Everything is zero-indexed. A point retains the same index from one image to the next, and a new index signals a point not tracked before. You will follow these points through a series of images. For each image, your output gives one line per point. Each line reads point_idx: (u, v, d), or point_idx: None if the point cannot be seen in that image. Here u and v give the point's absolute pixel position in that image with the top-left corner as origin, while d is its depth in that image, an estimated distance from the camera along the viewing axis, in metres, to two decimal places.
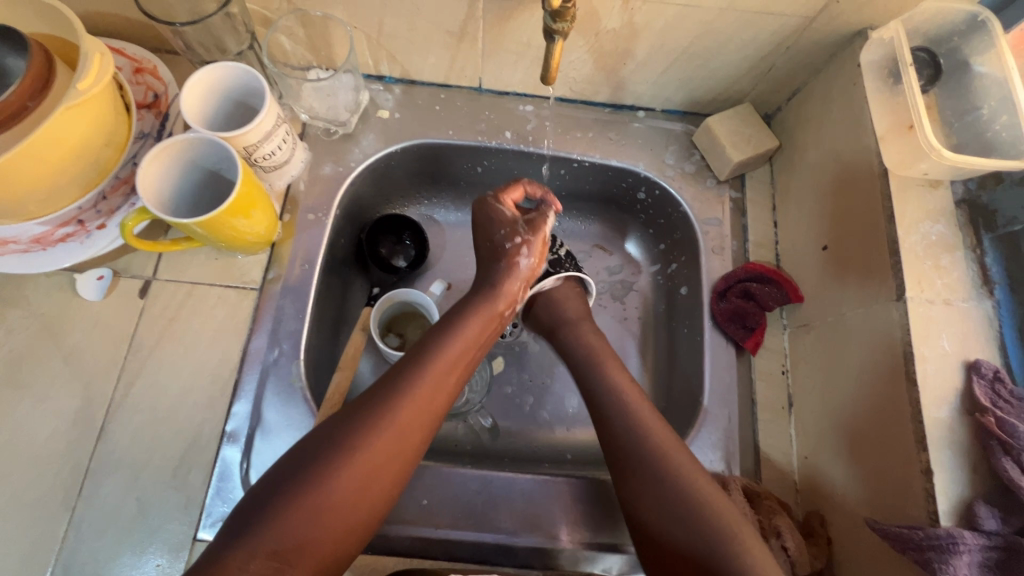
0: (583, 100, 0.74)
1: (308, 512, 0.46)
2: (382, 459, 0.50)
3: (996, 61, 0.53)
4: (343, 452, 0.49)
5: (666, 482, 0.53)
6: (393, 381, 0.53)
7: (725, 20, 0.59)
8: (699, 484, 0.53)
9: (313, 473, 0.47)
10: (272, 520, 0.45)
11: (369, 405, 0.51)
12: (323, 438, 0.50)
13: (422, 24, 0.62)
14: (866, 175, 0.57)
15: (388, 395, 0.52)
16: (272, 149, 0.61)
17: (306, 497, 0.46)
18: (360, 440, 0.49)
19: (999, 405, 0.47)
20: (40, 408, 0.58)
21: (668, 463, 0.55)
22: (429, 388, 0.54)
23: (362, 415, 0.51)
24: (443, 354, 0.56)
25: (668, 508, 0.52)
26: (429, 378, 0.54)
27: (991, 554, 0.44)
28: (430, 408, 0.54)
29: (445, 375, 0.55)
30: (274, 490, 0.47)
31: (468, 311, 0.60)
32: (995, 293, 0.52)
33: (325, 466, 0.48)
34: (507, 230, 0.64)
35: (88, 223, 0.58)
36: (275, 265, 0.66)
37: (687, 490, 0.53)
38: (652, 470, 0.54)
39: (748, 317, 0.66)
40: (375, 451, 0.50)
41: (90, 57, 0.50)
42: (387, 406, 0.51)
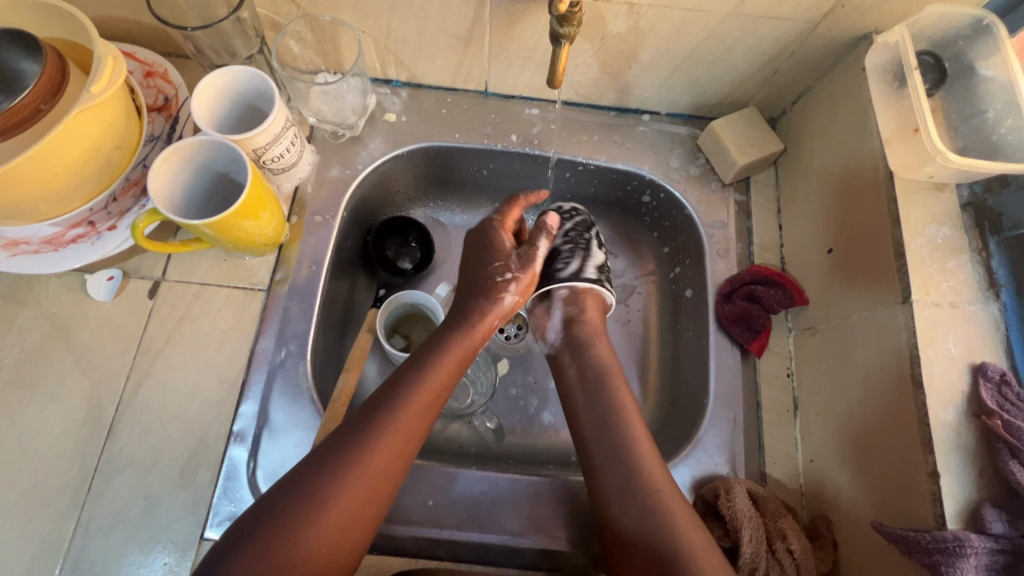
0: (588, 104, 0.75)
1: (295, 541, 0.46)
2: (367, 483, 0.50)
3: (1001, 65, 0.53)
4: (329, 478, 0.49)
5: (638, 484, 0.55)
6: (379, 406, 0.53)
7: (730, 24, 0.59)
8: (657, 480, 0.55)
9: (300, 500, 0.47)
10: (259, 549, 0.45)
11: (342, 447, 0.50)
12: (296, 481, 0.49)
13: (430, 29, 0.63)
14: (872, 178, 0.57)
15: (375, 420, 0.52)
16: (281, 151, 0.61)
17: (295, 525, 0.46)
18: (346, 465, 0.49)
19: (1006, 408, 0.47)
20: (51, 407, 0.59)
21: (642, 471, 0.56)
22: (414, 411, 0.54)
23: (337, 458, 0.50)
24: (429, 375, 0.56)
25: (624, 498, 0.55)
26: (414, 399, 0.54)
27: (999, 557, 0.44)
28: (414, 428, 0.54)
29: (430, 397, 0.56)
30: (246, 538, 0.46)
31: (454, 333, 0.60)
32: (1001, 296, 0.52)
33: (312, 493, 0.48)
34: (500, 263, 0.63)
35: (98, 224, 0.59)
36: (283, 266, 0.66)
37: (658, 492, 0.54)
38: (631, 477, 0.56)
39: (753, 319, 0.66)
40: (360, 475, 0.50)
41: (102, 61, 0.50)
42: (360, 446, 0.51)
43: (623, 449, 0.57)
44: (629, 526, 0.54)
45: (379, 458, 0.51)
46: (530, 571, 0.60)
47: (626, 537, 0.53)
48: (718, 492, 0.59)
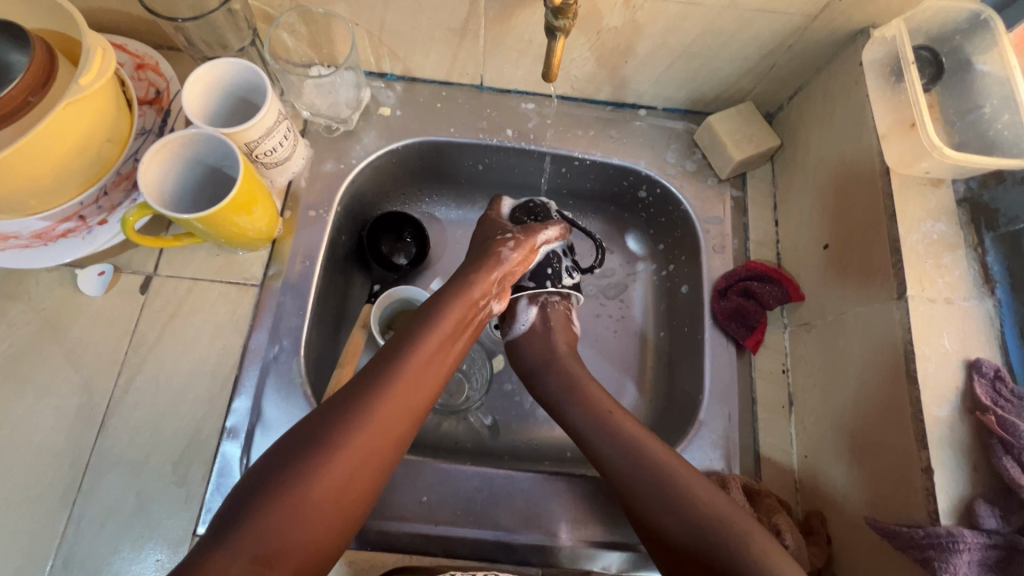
0: (584, 98, 0.75)
1: (291, 505, 0.46)
2: (364, 447, 0.50)
3: (998, 60, 0.53)
4: (330, 438, 0.49)
5: (676, 495, 0.53)
6: (371, 376, 0.53)
7: (727, 18, 0.59)
8: (702, 487, 0.53)
9: (298, 463, 0.48)
10: (258, 519, 0.45)
11: (348, 400, 0.51)
12: (305, 431, 0.50)
13: (424, 21, 0.62)
14: (868, 174, 0.57)
15: (365, 390, 0.52)
16: (273, 145, 0.61)
17: (288, 490, 0.46)
18: (339, 428, 0.50)
19: (1000, 404, 0.47)
20: (42, 403, 0.58)
21: (678, 480, 0.54)
22: (412, 384, 0.54)
23: (342, 411, 0.50)
24: (421, 347, 0.56)
25: (672, 511, 0.52)
26: (408, 375, 0.54)
27: (991, 553, 0.44)
28: (409, 400, 0.54)
29: (424, 369, 0.55)
30: (253, 490, 0.46)
31: (445, 307, 0.59)
32: (996, 292, 0.52)
33: (307, 457, 0.48)
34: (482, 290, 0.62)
35: (89, 218, 0.58)
36: (276, 261, 0.66)
37: (705, 501, 0.52)
38: (665, 490, 0.53)
39: (748, 316, 0.66)
40: (359, 442, 0.50)
41: (92, 53, 0.49)
42: (364, 402, 0.51)
43: (647, 459, 0.55)
44: (679, 536, 0.51)
45: (375, 424, 0.51)
46: (524, 567, 0.59)
47: (685, 548, 0.51)
48: (713, 487, 0.59)
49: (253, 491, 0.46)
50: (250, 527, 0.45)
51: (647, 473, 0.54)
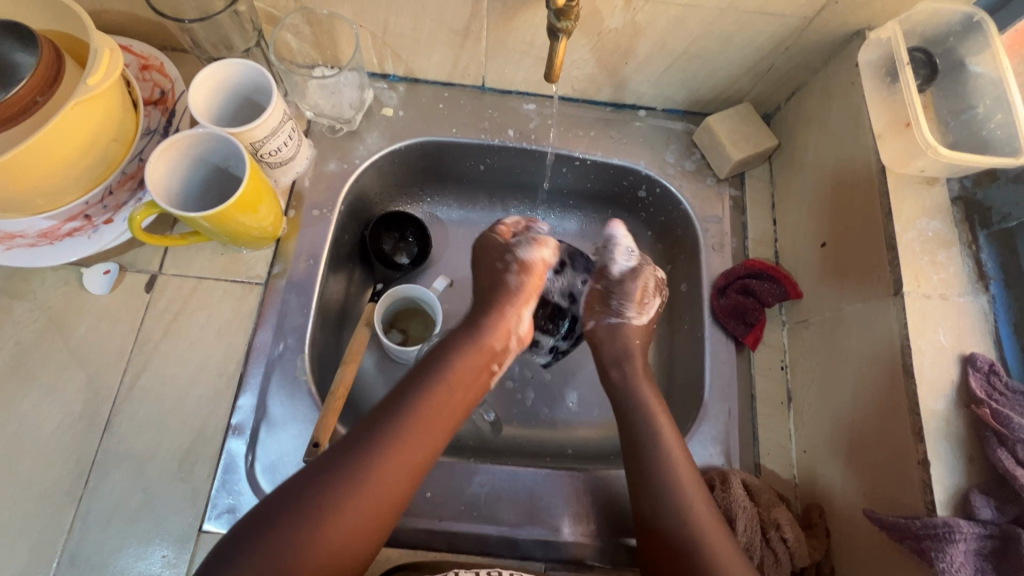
0: (585, 99, 0.75)
1: (324, 534, 0.46)
2: (387, 494, 0.49)
3: (991, 62, 0.54)
4: (359, 463, 0.49)
5: (672, 500, 0.54)
6: (379, 422, 0.52)
7: (726, 20, 0.60)
8: (690, 483, 0.55)
9: (314, 502, 0.47)
10: (283, 533, 0.45)
11: (376, 428, 0.51)
12: (333, 457, 0.49)
13: (427, 23, 0.63)
14: (865, 174, 0.58)
15: (377, 436, 0.51)
16: (278, 145, 0.61)
17: (307, 512, 0.46)
18: (356, 473, 0.48)
19: (994, 397, 0.48)
20: (48, 400, 0.59)
21: (673, 470, 0.55)
22: (434, 414, 0.54)
23: (368, 437, 0.50)
24: (438, 386, 0.55)
25: (661, 500, 0.54)
26: (432, 404, 0.54)
27: (987, 542, 0.45)
28: (426, 441, 0.52)
29: (443, 412, 0.54)
30: (281, 505, 0.47)
31: (464, 343, 0.58)
32: (990, 288, 0.53)
33: (323, 499, 0.47)
34: (501, 259, 0.64)
35: (94, 217, 0.59)
36: (280, 260, 0.66)
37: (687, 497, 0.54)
38: (666, 481, 0.55)
39: (748, 312, 0.67)
40: (383, 489, 0.49)
41: (99, 53, 0.50)
42: (390, 429, 0.51)
43: (659, 454, 0.56)
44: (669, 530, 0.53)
45: (395, 470, 0.50)
46: (528, 562, 0.59)
47: (658, 528, 0.53)
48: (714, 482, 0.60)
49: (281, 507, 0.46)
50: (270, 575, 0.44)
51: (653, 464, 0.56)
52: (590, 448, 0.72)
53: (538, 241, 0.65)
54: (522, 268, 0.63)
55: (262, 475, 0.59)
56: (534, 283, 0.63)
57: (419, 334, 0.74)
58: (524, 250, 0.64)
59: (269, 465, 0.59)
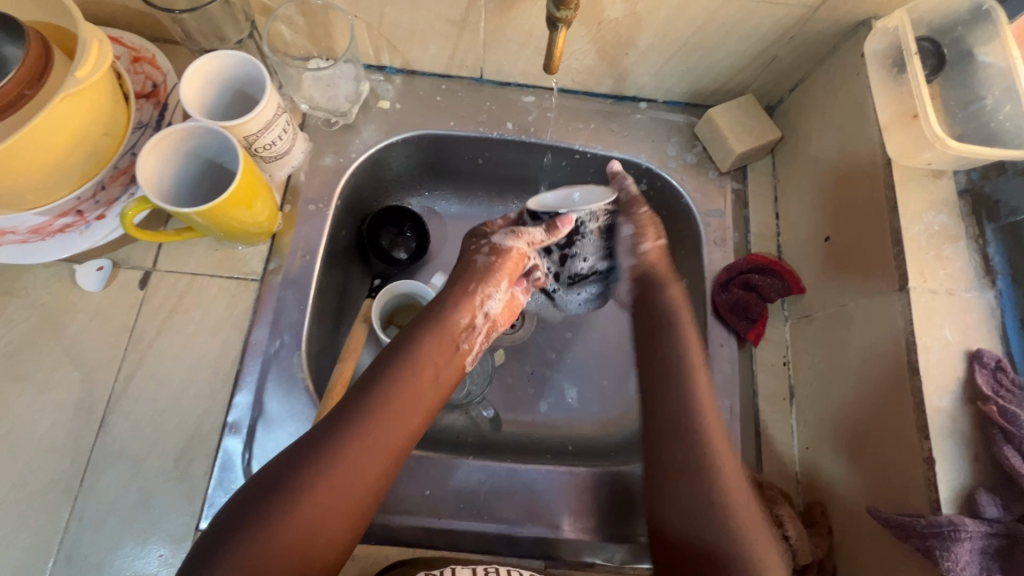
0: (585, 91, 0.74)
1: (295, 517, 0.46)
2: (363, 474, 0.49)
3: (1000, 51, 0.53)
4: (333, 448, 0.49)
5: (713, 499, 0.52)
6: (347, 409, 0.52)
7: (730, 9, 0.58)
8: (731, 477, 0.53)
9: (288, 492, 0.46)
10: (258, 517, 0.45)
11: (348, 410, 0.51)
12: (308, 441, 0.49)
13: (424, 13, 0.62)
14: (870, 166, 0.57)
15: (348, 422, 0.50)
16: (272, 139, 0.60)
17: (281, 496, 0.46)
18: (326, 461, 0.48)
19: (1000, 394, 0.48)
20: (42, 398, 0.58)
21: (715, 458, 0.53)
22: (401, 398, 0.53)
23: (340, 422, 0.51)
24: (404, 368, 0.55)
25: (705, 513, 0.51)
26: (402, 387, 0.54)
27: (993, 541, 0.44)
28: (397, 423, 0.52)
29: (413, 394, 0.54)
30: (253, 497, 0.46)
31: (429, 329, 0.58)
32: (997, 284, 0.52)
33: (295, 488, 0.47)
34: (473, 246, 0.66)
35: (87, 213, 0.58)
36: (276, 256, 0.65)
37: (738, 507, 0.51)
38: (705, 490, 0.52)
39: (750, 308, 0.66)
40: (359, 471, 0.49)
41: (87, 45, 0.49)
42: (359, 412, 0.51)
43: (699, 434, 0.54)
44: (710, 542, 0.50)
45: (373, 454, 0.50)
46: (527, 560, 0.59)
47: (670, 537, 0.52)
48: None
49: (258, 496, 0.46)
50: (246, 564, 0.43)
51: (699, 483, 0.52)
52: (590, 444, 0.71)
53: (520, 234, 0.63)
54: (493, 250, 0.64)
55: (258, 472, 0.58)
56: (512, 265, 0.63)
57: None
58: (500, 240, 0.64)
59: (266, 463, 0.59)
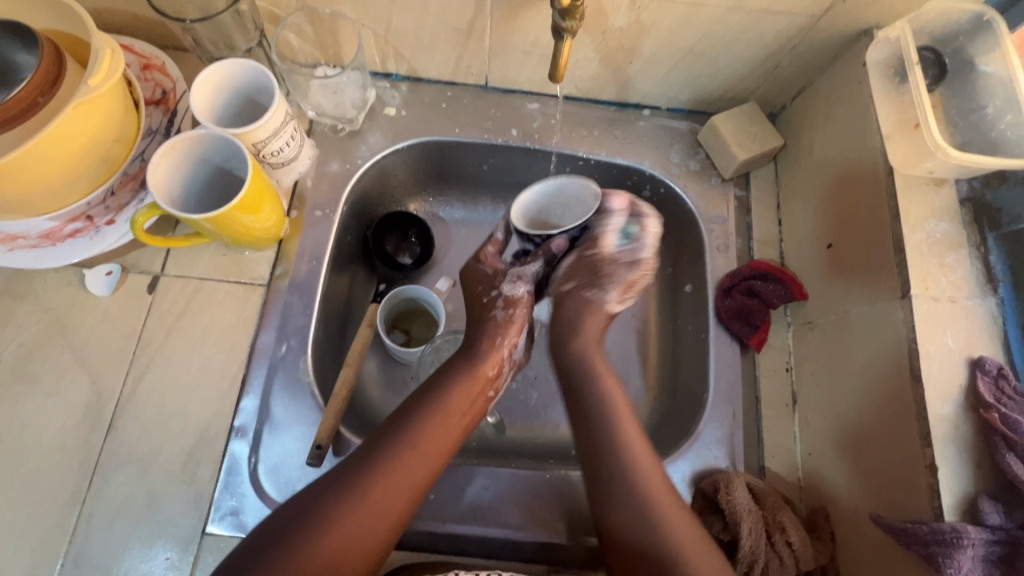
0: (589, 98, 0.75)
1: (323, 549, 0.46)
2: (389, 510, 0.50)
3: (1001, 61, 0.53)
4: (362, 482, 0.50)
5: (632, 488, 0.54)
6: (386, 440, 0.53)
7: (733, 18, 0.59)
8: (654, 479, 0.54)
9: (317, 520, 0.47)
10: (290, 546, 0.46)
11: (379, 444, 0.52)
12: (340, 474, 0.50)
13: (430, 22, 0.62)
14: (872, 174, 0.58)
15: (381, 457, 0.52)
16: (280, 146, 0.61)
17: (310, 528, 0.47)
18: (356, 492, 0.49)
19: (1003, 401, 0.48)
20: (51, 401, 0.59)
21: (630, 453, 0.56)
22: (432, 436, 0.54)
23: (372, 456, 0.51)
24: (436, 405, 0.56)
25: (625, 507, 0.53)
26: (433, 425, 0.54)
27: (995, 548, 0.44)
28: (427, 461, 0.53)
29: (443, 432, 0.55)
30: (283, 526, 0.47)
31: (459, 367, 0.59)
32: (999, 291, 0.53)
33: (324, 519, 0.47)
34: (485, 286, 0.65)
35: (97, 218, 0.59)
36: (282, 261, 0.66)
37: (651, 491, 0.54)
38: (631, 484, 0.54)
39: (753, 314, 0.66)
40: (387, 508, 0.50)
41: (100, 54, 0.50)
42: (391, 447, 0.52)
43: (607, 429, 0.57)
44: (630, 536, 0.52)
45: (401, 490, 0.51)
46: (531, 564, 0.61)
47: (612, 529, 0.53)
48: (718, 486, 0.59)
49: (289, 525, 0.47)
50: None
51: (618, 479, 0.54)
52: None
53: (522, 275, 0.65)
54: (507, 303, 0.63)
55: (264, 476, 0.59)
56: (525, 317, 0.63)
57: (422, 335, 0.73)
58: (507, 288, 0.64)
59: (272, 467, 0.59)
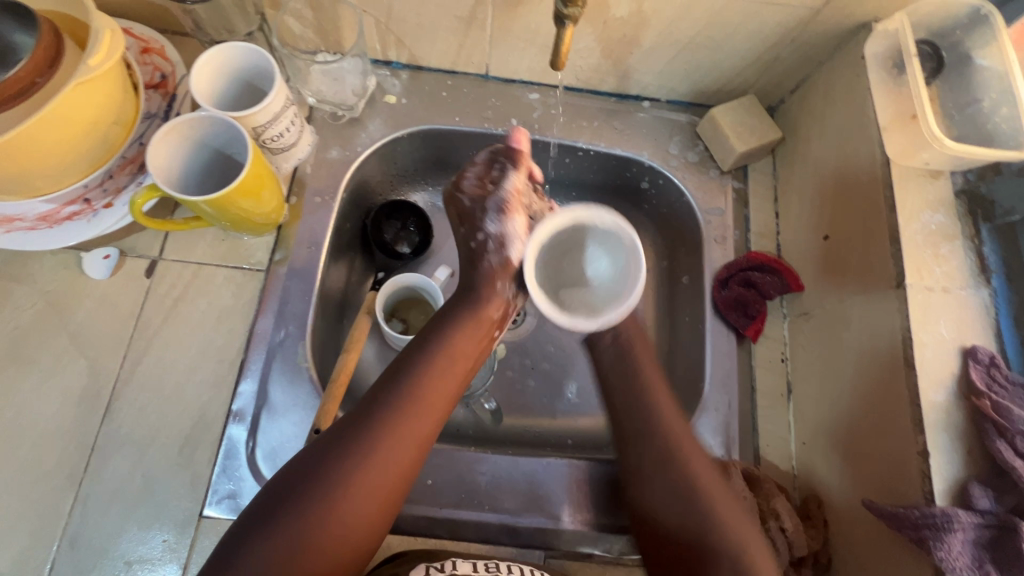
0: (589, 89, 0.75)
1: (332, 510, 0.47)
2: (397, 465, 0.50)
3: (998, 55, 0.54)
4: (365, 438, 0.50)
5: (663, 443, 0.56)
6: (387, 396, 0.52)
7: (732, 10, 0.59)
8: (671, 425, 0.57)
9: (326, 483, 0.47)
10: (300, 508, 0.46)
11: (380, 399, 0.52)
12: (339, 433, 0.50)
13: (432, 10, 0.63)
14: (869, 167, 0.58)
15: (391, 399, 0.52)
16: (280, 131, 0.61)
17: (317, 490, 0.47)
18: (366, 449, 0.49)
19: (994, 388, 0.49)
20: (47, 384, 0.58)
21: (651, 405, 0.58)
22: (432, 391, 0.54)
23: (373, 414, 0.51)
24: (436, 358, 0.55)
25: (663, 489, 0.54)
26: (432, 380, 0.54)
27: (985, 532, 0.45)
28: (423, 430, 0.52)
29: (446, 384, 0.55)
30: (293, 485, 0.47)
31: (462, 320, 0.59)
32: (992, 282, 0.53)
33: (321, 497, 0.47)
34: (469, 227, 0.64)
35: (94, 202, 0.59)
36: (281, 247, 0.66)
37: (690, 461, 0.55)
38: (653, 445, 0.56)
39: (750, 305, 0.67)
40: (395, 463, 0.50)
41: (100, 35, 0.49)
42: (392, 403, 0.52)
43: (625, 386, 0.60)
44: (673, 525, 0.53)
45: (407, 444, 0.51)
46: (527, 551, 0.60)
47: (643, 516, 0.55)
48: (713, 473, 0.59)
49: (294, 487, 0.47)
50: (287, 548, 0.45)
51: (647, 438, 0.56)
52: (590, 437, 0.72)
53: (507, 205, 0.62)
54: (500, 245, 0.62)
55: (262, 462, 0.58)
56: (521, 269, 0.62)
57: (419, 324, 0.73)
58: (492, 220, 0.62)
59: (270, 452, 0.59)
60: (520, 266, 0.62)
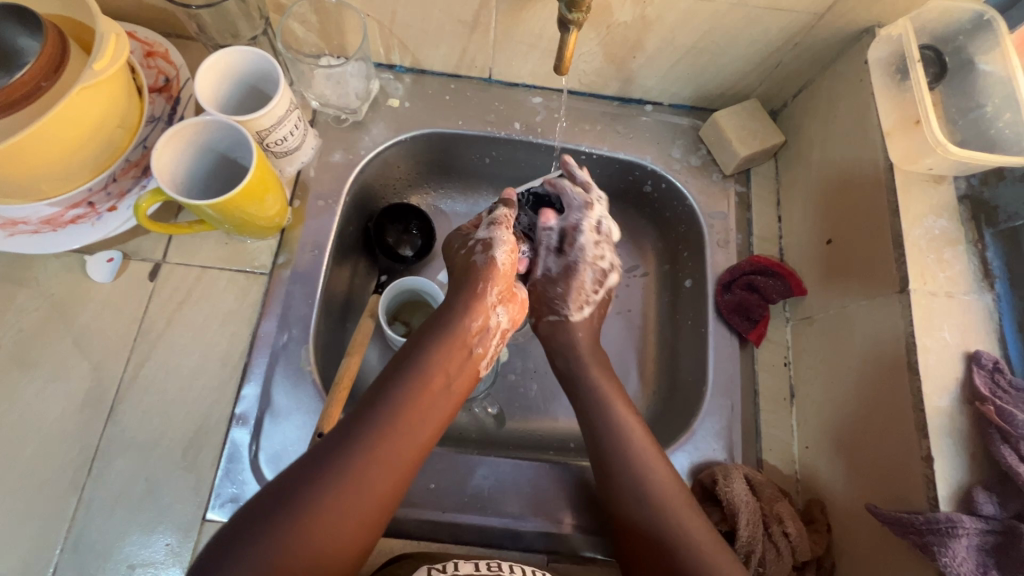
0: (592, 93, 0.75)
1: (302, 534, 0.46)
2: (371, 489, 0.49)
3: (1000, 60, 0.54)
4: (340, 460, 0.49)
5: (632, 451, 0.57)
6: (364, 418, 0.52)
7: (735, 15, 0.59)
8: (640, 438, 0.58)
9: (298, 505, 0.47)
10: (271, 532, 0.45)
11: (355, 422, 0.52)
12: (316, 455, 0.50)
13: (436, 14, 0.63)
14: (872, 172, 0.58)
15: (366, 421, 0.52)
16: (284, 134, 0.61)
17: (289, 512, 0.46)
18: (337, 471, 0.49)
19: (998, 394, 0.49)
20: (51, 387, 0.58)
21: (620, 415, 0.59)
22: (408, 412, 0.53)
23: (347, 436, 0.51)
24: (414, 378, 0.55)
25: (635, 496, 0.55)
26: (409, 401, 0.54)
27: (989, 538, 0.45)
28: (400, 454, 0.52)
29: (424, 404, 0.55)
30: (263, 508, 0.46)
31: (441, 339, 0.58)
32: (995, 287, 0.53)
33: (291, 522, 0.46)
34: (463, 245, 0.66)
35: (98, 205, 0.59)
36: (285, 250, 0.66)
37: (658, 468, 0.56)
38: (626, 451, 0.57)
39: (752, 309, 0.67)
40: (370, 488, 0.49)
41: (105, 38, 0.49)
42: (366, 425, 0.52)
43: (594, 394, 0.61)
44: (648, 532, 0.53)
45: (382, 467, 0.50)
46: (529, 554, 0.59)
47: (638, 537, 0.54)
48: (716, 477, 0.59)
49: (265, 509, 0.46)
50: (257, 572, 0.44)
51: (624, 448, 0.57)
52: None
53: (499, 220, 0.64)
54: (487, 247, 0.63)
55: (265, 466, 0.59)
56: (506, 270, 0.63)
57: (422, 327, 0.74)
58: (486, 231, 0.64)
59: (273, 455, 0.59)
60: (508, 268, 0.63)
